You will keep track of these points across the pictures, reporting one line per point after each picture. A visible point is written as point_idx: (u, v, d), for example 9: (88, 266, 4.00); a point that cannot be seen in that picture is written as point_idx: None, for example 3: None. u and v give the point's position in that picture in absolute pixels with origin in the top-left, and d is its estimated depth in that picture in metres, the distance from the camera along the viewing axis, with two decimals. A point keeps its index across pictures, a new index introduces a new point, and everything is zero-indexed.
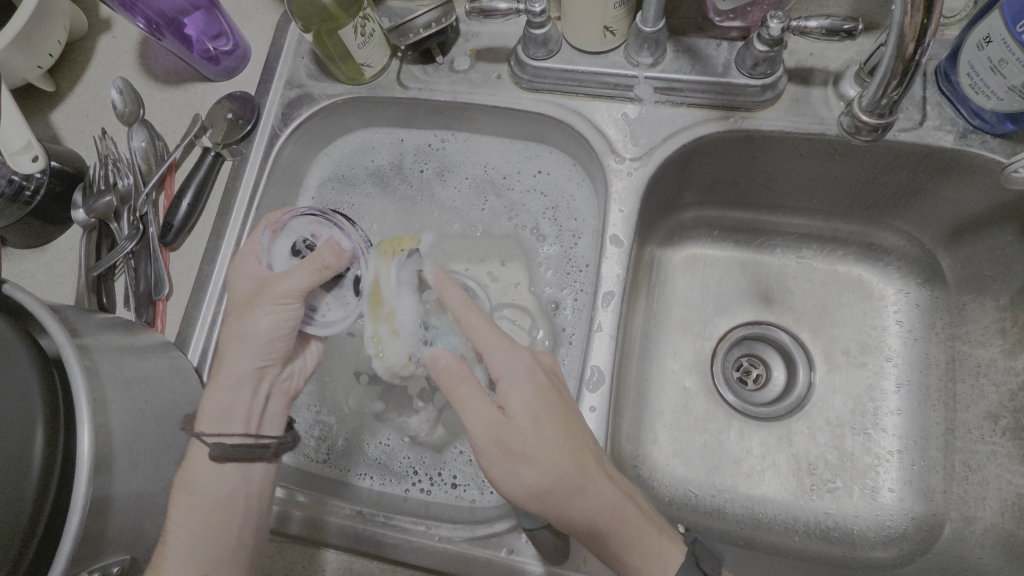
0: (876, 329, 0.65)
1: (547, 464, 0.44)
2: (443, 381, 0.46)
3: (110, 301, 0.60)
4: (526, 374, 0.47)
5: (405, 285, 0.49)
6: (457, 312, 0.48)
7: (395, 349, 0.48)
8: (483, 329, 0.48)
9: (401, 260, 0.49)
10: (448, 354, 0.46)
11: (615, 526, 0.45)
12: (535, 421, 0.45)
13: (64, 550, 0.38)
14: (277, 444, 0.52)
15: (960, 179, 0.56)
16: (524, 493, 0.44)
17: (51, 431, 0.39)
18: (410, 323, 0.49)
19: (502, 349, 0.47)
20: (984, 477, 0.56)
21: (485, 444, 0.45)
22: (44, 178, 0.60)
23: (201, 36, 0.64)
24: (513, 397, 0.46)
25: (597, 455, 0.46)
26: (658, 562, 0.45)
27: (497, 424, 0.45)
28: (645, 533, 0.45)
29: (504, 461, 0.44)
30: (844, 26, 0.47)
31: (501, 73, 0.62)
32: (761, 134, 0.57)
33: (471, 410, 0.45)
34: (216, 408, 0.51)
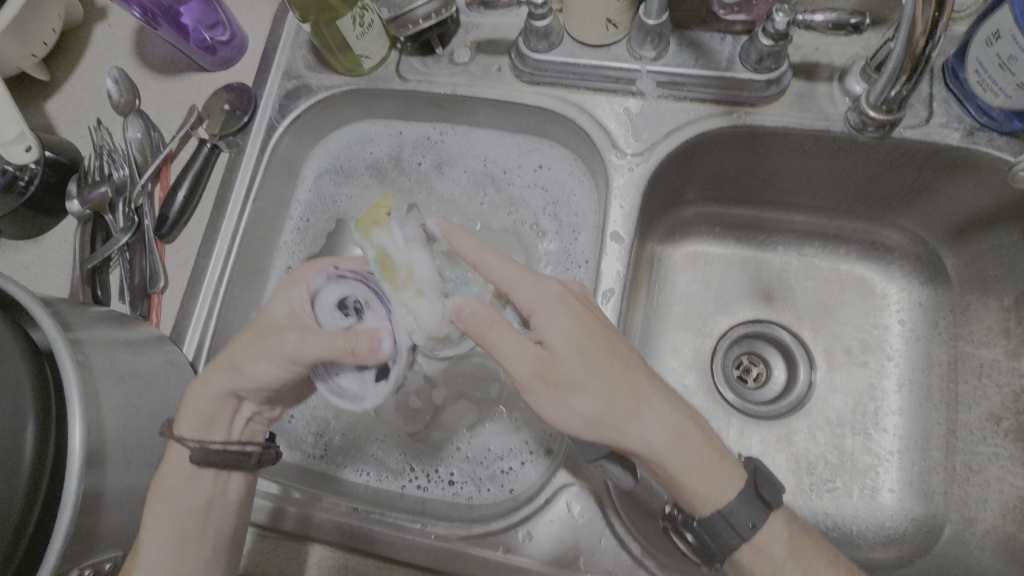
0: (878, 328, 0.64)
1: (598, 389, 0.43)
2: (474, 329, 0.43)
3: (104, 294, 0.60)
4: (559, 303, 0.45)
5: (413, 241, 0.47)
6: (474, 258, 0.46)
7: (421, 309, 0.45)
8: (505, 269, 0.46)
9: (400, 220, 0.47)
10: (473, 301, 0.44)
11: (676, 446, 0.43)
12: (577, 347, 0.43)
13: (54, 547, 0.38)
14: (257, 455, 0.49)
15: (966, 177, 0.55)
16: (580, 424, 0.43)
17: (42, 426, 0.39)
18: (429, 276, 0.46)
19: (528, 283, 0.45)
20: (986, 479, 0.55)
21: (531, 379, 0.43)
22: (39, 169, 0.59)
23: (197, 25, 0.63)
24: (550, 327, 0.44)
25: (646, 375, 0.45)
26: (717, 486, 0.43)
27: (539, 359, 0.43)
28: (706, 451, 0.44)
29: (554, 394, 0.43)
30: (852, 20, 0.46)
31: (501, 66, 0.61)
32: (765, 130, 0.57)
33: (510, 350, 0.43)
34: (196, 412, 0.47)
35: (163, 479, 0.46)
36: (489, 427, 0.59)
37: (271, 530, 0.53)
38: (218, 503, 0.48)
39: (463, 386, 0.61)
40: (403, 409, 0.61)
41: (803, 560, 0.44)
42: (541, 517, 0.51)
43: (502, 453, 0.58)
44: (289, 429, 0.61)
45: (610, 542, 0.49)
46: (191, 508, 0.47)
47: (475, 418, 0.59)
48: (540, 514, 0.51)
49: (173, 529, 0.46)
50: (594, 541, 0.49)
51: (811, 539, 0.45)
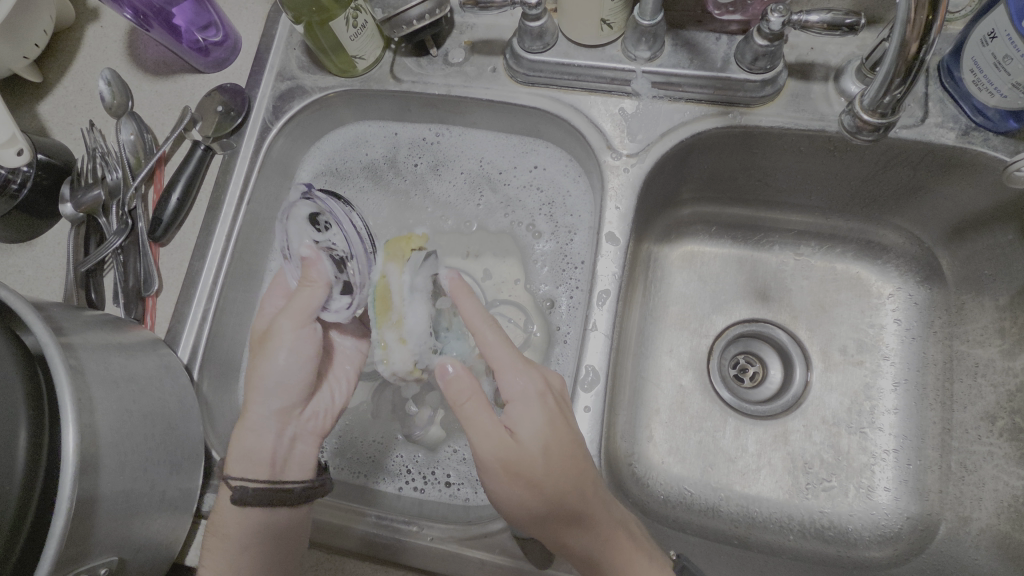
0: (873, 328, 0.64)
1: (548, 488, 0.45)
2: (453, 396, 0.46)
3: (99, 297, 0.60)
4: (537, 400, 0.47)
5: (417, 291, 0.49)
6: (473, 323, 0.49)
7: (402, 356, 0.49)
8: (498, 349, 0.48)
9: (413, 264, 0.49)
10: (458, 365, 0.47)
11: (609, 553, 0.45)
12: (542, 448, 0.46)
13: (49, 553, 0.37)
14: (302, 489, 0.50)
15: (961, 176, 0.55)
16: (523, 514, 0.45)
17: (35, 432, 0.39)
18: (419, 330, 0.49)
19: (515, 371, 0.48)
20: (981, 478, 0.56)
21: (493, 463, 0.45)
22: (31, 171, 0.59)
23: (190, 26, 0.63)
24: (523, 422, 0.46)
25: (597, 481, 0.47)
26: None
27: (503, 444, 0.45)
28: (636, 560, 0.46)
29: (508, 480, 0.45)
30: (847, 20, 0.46)
31: (496, 67, 0.61)
32: (760, 130, 0.57)
33: (479, 427, 0.45)
34: (242, 451, 0.51)
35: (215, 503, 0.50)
36: None
37: None
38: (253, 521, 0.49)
39: None
40: (400, 411, 0.60)
41: None
42: None
43: None
44: None
45: None
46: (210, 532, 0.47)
47: None
48: None
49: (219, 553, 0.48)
50: None
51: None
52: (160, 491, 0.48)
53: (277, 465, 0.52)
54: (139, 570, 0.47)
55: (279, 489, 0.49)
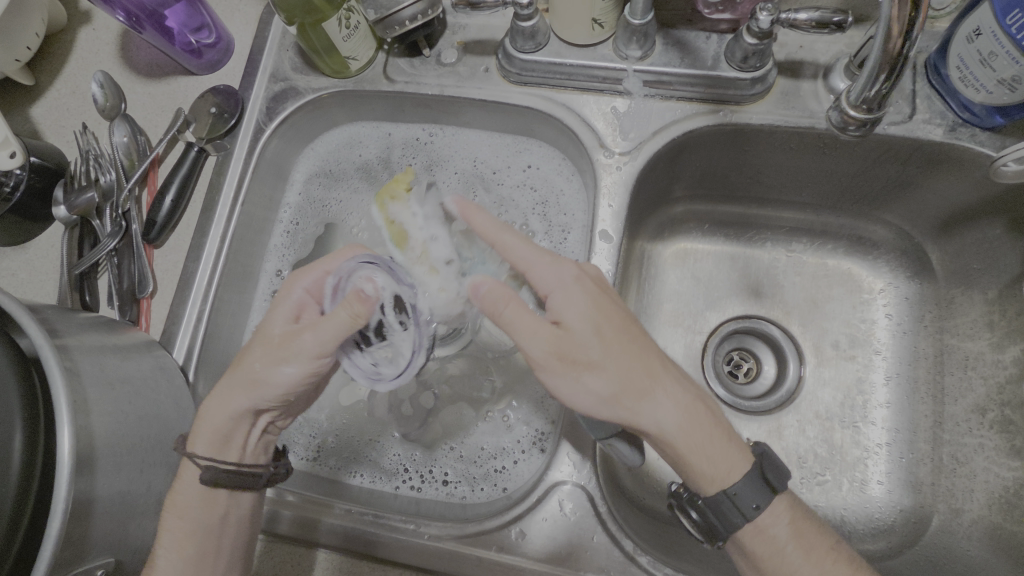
0: (865, 323, 0.65)
1: (614, 371, 0.43)
2: (491, 305, 0.44)
3: (93, 300, 0.59)
4: (576, 286, 0.46)
5: (431, 217, 0.55)
6: (491, 235, 0.49)
7: (438, 284, 0.52)
8: (521, 249, 0.48)
9: (417, 199, 0.57)
10: (489, 280, 0.45)
11: (688, 427, 0.44)
12: (594, 329, 0.44)
13: (45, 554, 0.37)
14: (266, 479, 0.50)
15: (948, 171, 0.56)
16: (596, 404, 0.43)
17: (30, 434, 0.39)
18: (443, 254, 0.54)
19: (545, 265, 0.47)
20: (972, 470, 0.56)
21: (550, 360, 0.43)
22: (24, 174, 0.58)
23: (183, 28, 0.63)
24: (567, 308, 0.44)
25: (660, 356, 0.45)
26: (725, 465, 0.44)
27: (556, 337, 0.43)
28: (714, 433, 0.44)
29: (571, 373, 0.43)
30: (834, 18, 0.47)
31: (488, 66, 0.62)
32: (751, 128, 0.57)
33: (526, 328, 0.43)
34: (211, 430, 0.48)
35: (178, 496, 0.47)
36: (482, 426, 0.59)
37: (268, 533, 0.54)
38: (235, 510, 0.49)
39: (456, 390, 0.61)
40: (395, 411, 0.60)
41: (803, 538, 0.44)
42: (533, 517, 0.51)
43: (495, 452, 0.58)
44: (281, 432, 0.61)
45: (603, 538, 0.50)
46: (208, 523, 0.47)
47: (469, 419, 0.59)
48: (532, 513, 0.51)
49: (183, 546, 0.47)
50: (590, 540, 0.50)
51: (814, 523, 0.45)
52: (156, 491, 0.48)
53: (241, 451, 0.50)
54: None
55: (250, 476, 0.49)
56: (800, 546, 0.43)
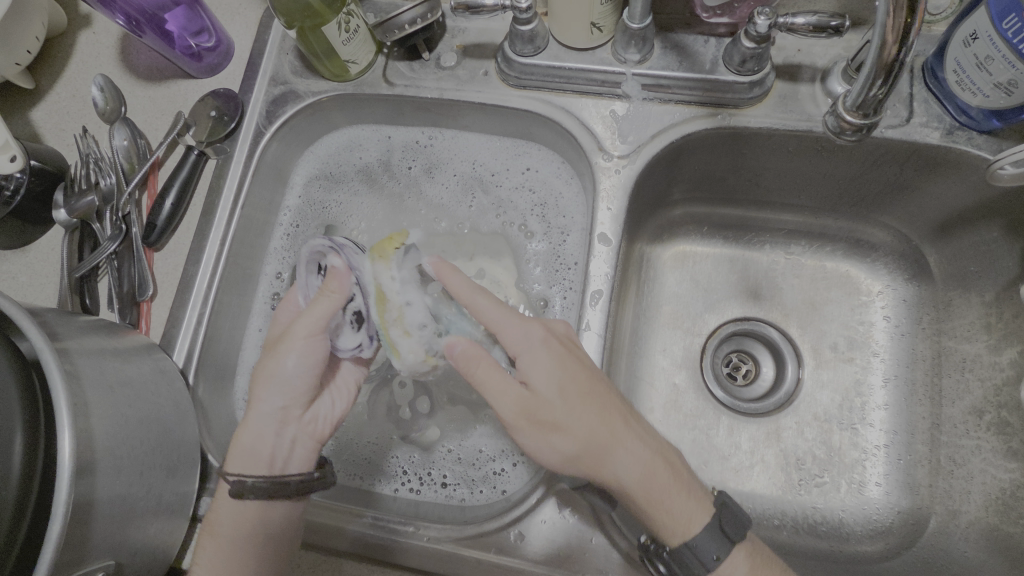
0: (864, 325, 0.65)
1: (578, 431, 0.45)
2: (464, 364, 0.46)
3: (93, 302, 0.60)
4: (544, 348, 0.47)
5: (408, 282, 0.49)
6: (463, 297, 0.48)
7: (410, 347, 0.48)
8: (494, 311, 0.48)
9: (398, 259, 0.49)
10: (463, 339, 0.46)
11: (647, 486, 0.45)
12: (559, 392, 0.46)
13: (45, 558, 0.37)
14: (297, 480, 0.49)
15: (946, 174, 0.56)
16: (560, 461, 0.45)
17: (30, 438, 0.39)
18: (419, 318, 0.48)
19: (515, 326, 0.48)
20: (970, 472, 0.56)
21: (516, 419, 0.46)
22: (23, 178, 0.58)
23: (182, 31, 0.63)
24: (533, 370, 0.46)
25: (622, 413, 0.47)
26: (683, 522, 0.46)
27: (522, 399, 0.45)
28: (673, 489, 0.46)
29: (537, 433, 0.45)
30: (831, 23, 0.47)
31: (487, 70, 0.62)
32: (749, 131, 0.57)
33: (495, 390, 0.46)
34: (242, 451, 0.50)
35: (213, 514, 0.50)
36: (481, 429, 0.59)
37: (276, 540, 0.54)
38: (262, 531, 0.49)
39: (455, 392, 0.61)
40: (395, 413, 0.61)
41: None
42: (533, 518, 0.51)
43: (494, 454, 0.58)
44: None
45: (601, 541, 0.50)
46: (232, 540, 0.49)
47: (468, 421, 0.60)
48: (531, 515, 0.51)
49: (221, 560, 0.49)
50: (588, 541, 0.50)
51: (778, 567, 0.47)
52: (156, 494, 0.48)
53: (273, 467, 0.51)
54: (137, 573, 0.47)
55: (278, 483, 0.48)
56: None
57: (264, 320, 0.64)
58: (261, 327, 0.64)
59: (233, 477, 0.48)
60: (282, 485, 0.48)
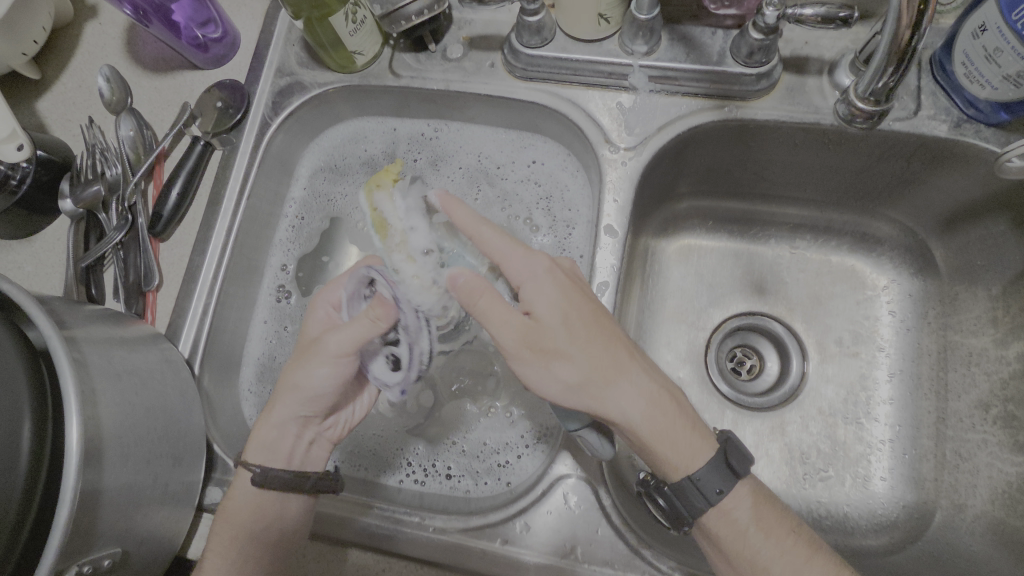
0: (869, 319, 0.65)
1: (581, 360, 0.43)
2: (466, 295, 0.44)
3: (99, 293, 0.60)
4: (548, 278, 0.45)
5: (412, 210, 0.50)
6: (469, 229, 0.47)
7: (413, 272, 0.48)
8: (498, 241, 0.47)
9: (401, 190, 0.50)
10: (466, 271, 0.45)
11: (652, 416, 0.44)
12: (563, 320, 0.44)
13: (53, 543, 0.37)
14: (315, 479, 0.51)
15: (952, 168, 0.56)
16: (563, 391, 0.44)
17: (39, 424, 0.39)
18: (422, 245, 0.49)
19: (519, 257, 0.46)
20: (975, 466, 0.56)
21: (519, 349, 0.44)
22: (31, 167, 0.59)
23: (189, 22, 0.63)
24: (538, 299, 0.44)
25: (626, 349, 0.45)
26: (688, 453, 0.45)
27: (526, 328, 0.44)
28: (676, 420, 0.45)
29: (540, 362, 0.43)
30: (840, 13, 0.47)
31: (494, 62, 0.62)
32: (756, 124, 0.57)
33: (497, 319, 0.44)
34: (260, 443, 0.50)
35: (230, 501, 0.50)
36: (486, 421, 0.59)
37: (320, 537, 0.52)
38: (275, 523, 0.50)
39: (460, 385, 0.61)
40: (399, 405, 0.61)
41: (766, 525, 0.44)
42: (538, 509, 0.51)
43: (499, 446, 0.58)
44: None
45: (606, 531, 0.50)
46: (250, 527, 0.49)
47: (472, 413, 0.60)
48: (536, 506, 0.51)
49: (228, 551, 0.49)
50: (593, 533, 0.50)
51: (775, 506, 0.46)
52: (162, 482, 0.48)
53: (290, 463, 0.51)
54: (143, 562, 0.48)
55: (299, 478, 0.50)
56: (761, 526, 0.44)
57: (269, 312, 0.65)
58: (266, 319, 0.64)
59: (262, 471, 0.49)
60: (303, 480, 0.50)
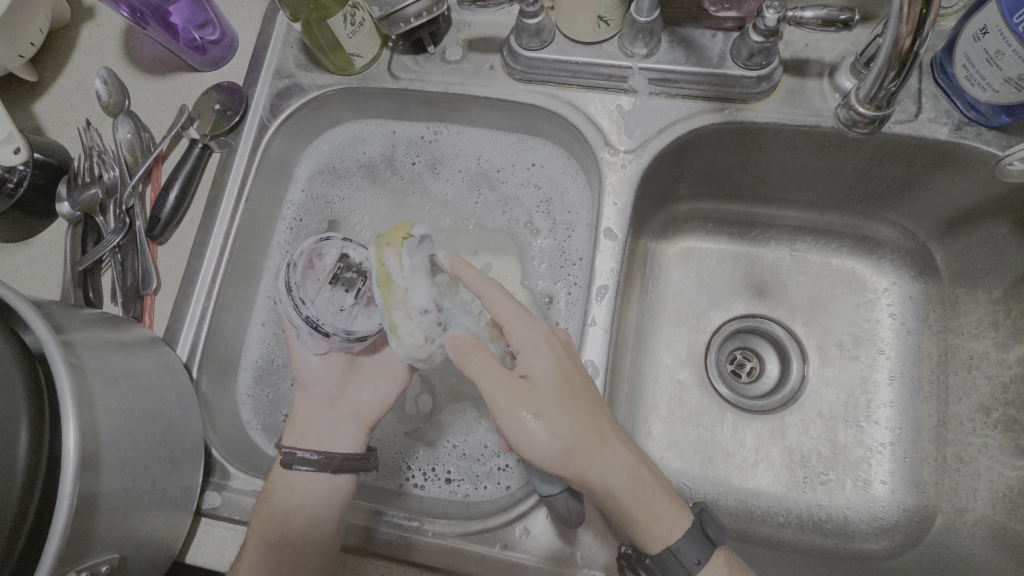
0: (869, 322, 0.65)
1: (572, 427, 0.44)
2: (460, 355, 0.45)
3: (97, 296, 0.59)
4: (545, 345, 0.47)
5: (419, 270, 0.46)
6: (476, 289, 0.49)
7: (408, 331, 0.46)
8: (502, 304, 0.48)
9: (412, 247, 0.47)
10: (464, 332, 0.46)
11: (635, 486, 0.45)
12: (557, 387, 0.45)
13: (50, 550, 0.37)
14: (341, 459, 0.52)
15: (953, 171, 0.56)
16: (551, 455, 0.44)
17: (36, 430, 0.39)
18: (423, 304, 0.46)
19: (519, 323, 0.48)
20: (976, 470, 0.56)
21: (512, 410, 0.44)
22: (28, 171, 0.58)
23: (187, 25, 0.62)
24: (535, 364, 0.46)
25: (613, 422, 0.47)
26: (665, 523, 0.45)
27: (520, 390, 0.45)
28: (657, 491, 0.46)
29: (531, 424, 0.44)
30: (841, 16, 0.46)
31: (493, 64, 0.61)
32: (756, 126, 0.57)
33: (494, 379, 0.44)
34: (295, 430, 0.54)
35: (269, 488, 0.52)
36: (485, 424, 0.59)
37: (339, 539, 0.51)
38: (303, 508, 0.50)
39: (459, 388, 0.61)
40: (398, 408, 0.61)
41: None
42: (538, 513, 0.51)
43: (498, 450, 0.58)
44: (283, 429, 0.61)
45: (607, 536, 0.50)
46: (282, 514, 0.50)
47: (471, 417, 0.59)
48: (537, 511, 0.51)
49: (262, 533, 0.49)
50: (593, 538, 0.50)
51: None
52: (159, 488, 0.47)
53: (321, 442, 0.53)
54: (140, 568, 0.47)
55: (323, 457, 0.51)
56: None
57: (268, 315, 0.64)
58: (264, 322, 0.64)
59: (286, 450, 0.51)
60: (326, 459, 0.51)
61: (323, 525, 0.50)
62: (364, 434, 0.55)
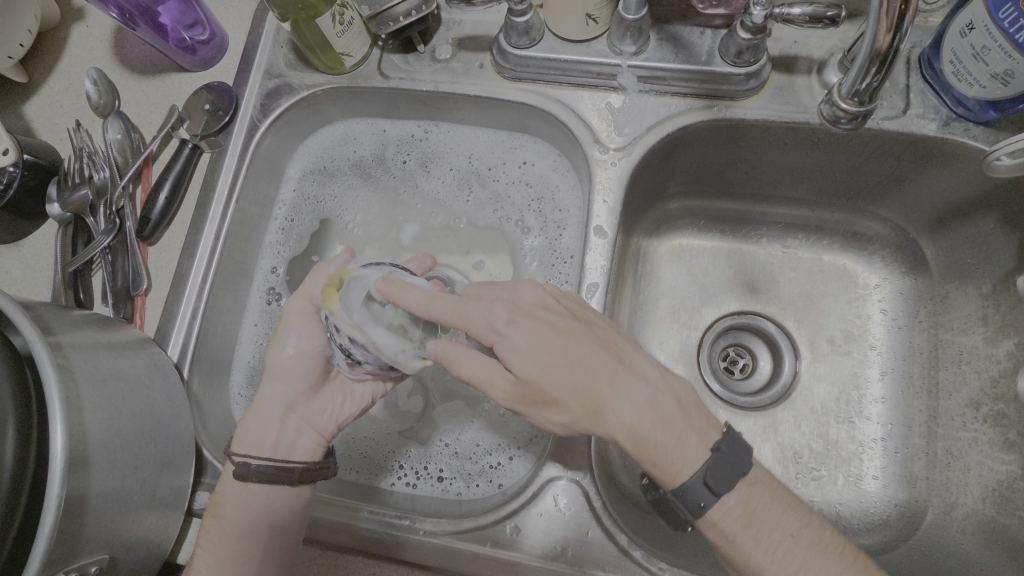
0: (861, 318, 0.65)
1: (563, 406, 0.43)
2: (449, 361, 0.45)
3: (87, 297, 0.59)
4: (510, 329, 0.43)
5: (366, 320, 0.45)
6: (420, 309, 0.44)
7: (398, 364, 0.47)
8: (451, 305, 0.44)
9: (347, 304, 0.45)
10: (442, 344, 0.45)
11: (641, 444, 0.42)
12: (536, 370, 0.42)
13: (37, 552, 0.37)
14: (302, 470, 0.51)
15: (942, 166, 0.56)
16: (560, 430, 0.45)
17: (22, 431, 0.39)
18: (394, 345, 0.45)
19: (476, 316, 0.43)
20: (966, 464, 0.56)
21: (511, 402, 0.45)
22: (17, 172, 0.58)
23: (176, 25, 0.62)
24: (508, 357, 0.43)
25: (606, 376, 0.43)
26: (674, 466, 0.43)
27: (508, 384, 0.44)
28: (666, 438, 0.42)
29: (534, 410, 0.44)
30: (828, 13, 0.46)
31: (483, 62, 0.61)
32: (745, 123, 0.57)
33: (484, 381, 0.44)
34: (248, 435, 0.53)
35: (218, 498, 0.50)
36: (478, 423, 0.59)
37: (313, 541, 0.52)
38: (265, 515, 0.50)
39: (452, 386, 0.61)
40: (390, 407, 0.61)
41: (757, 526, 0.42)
42: (529, 512, 0.51)
43: (490, 449, 0.58)
44: None
45: (598, 533, 0.50)
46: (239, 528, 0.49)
47: (463, 415, 0.59)
48: (527, 509, 0.51)
49: (221, 548, 0.49)
50: (585, 535, 0.50)
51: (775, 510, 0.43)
52: (148, 489, 0.47)
53: (276, 450, 0.53)
54: (130, 569, 0.47)
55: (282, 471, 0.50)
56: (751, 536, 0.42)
57: (260, 315, 0.64)
58: (256, 322, 0.64)
59: (240, 461, 0.50)
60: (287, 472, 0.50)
61: (288, 533, 0.50)
62: (322, 446, 0.55)
